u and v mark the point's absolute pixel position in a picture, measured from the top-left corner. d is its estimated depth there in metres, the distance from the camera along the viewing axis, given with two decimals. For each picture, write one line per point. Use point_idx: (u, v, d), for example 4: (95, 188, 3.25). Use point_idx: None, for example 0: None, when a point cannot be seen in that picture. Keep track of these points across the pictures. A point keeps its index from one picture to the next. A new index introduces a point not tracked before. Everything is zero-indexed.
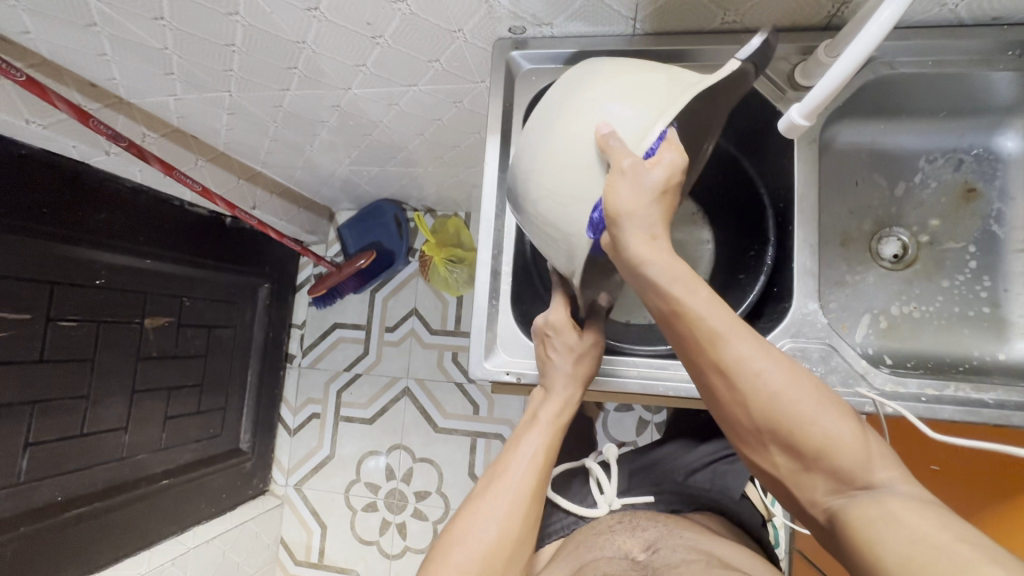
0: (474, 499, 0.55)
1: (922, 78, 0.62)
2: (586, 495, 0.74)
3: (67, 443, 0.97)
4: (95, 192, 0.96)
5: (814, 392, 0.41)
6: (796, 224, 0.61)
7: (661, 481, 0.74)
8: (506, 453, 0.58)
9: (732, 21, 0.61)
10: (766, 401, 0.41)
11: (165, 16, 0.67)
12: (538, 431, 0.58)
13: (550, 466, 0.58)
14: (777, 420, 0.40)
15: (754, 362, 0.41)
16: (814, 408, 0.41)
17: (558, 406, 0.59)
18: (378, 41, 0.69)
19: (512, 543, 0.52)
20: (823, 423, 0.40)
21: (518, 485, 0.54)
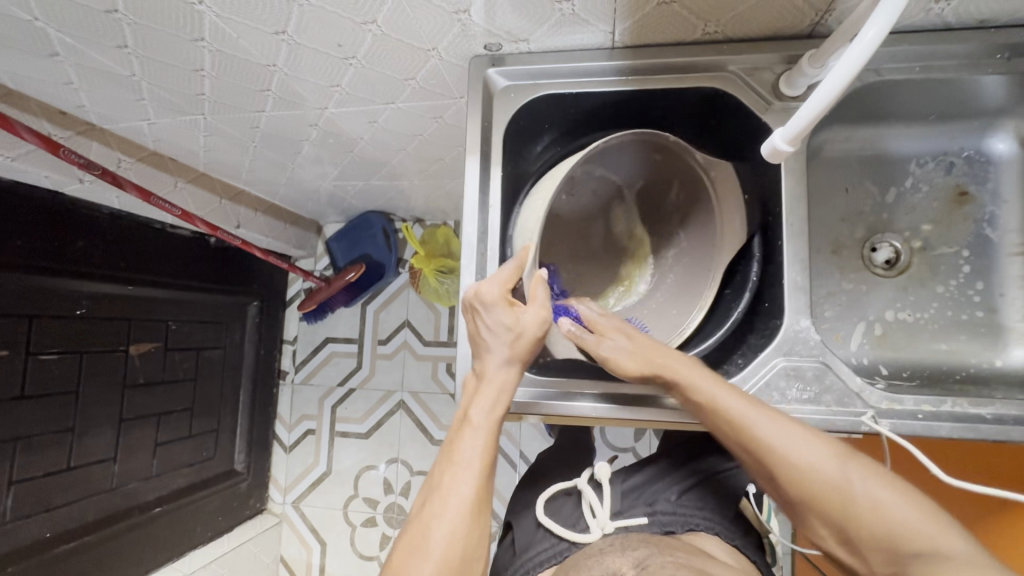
0: (410, 526, 0.50)
1: (910, 83, 0.61)
2: (577, 519, 0.73)
3: (52, 478, 0.95)
4: (72, 221, 0.94)
5: (844, 462, 0.49)
6: (785, 238, 0.59)
7: (652, 501, 0.73)
8: (440, 466, 0.52)
9: (713, 31, 0.59)
10: (798, 473, 0.49)
11: (129, 44, 0.65)
12: (473, 430, 0.53)
13: (490, 464, 0.53)
14: (810, 489, 0.49)
15: (784, 442, 0.50)
16: (843, 475, 0.48)
17: (492, 395, 0.55)
18: (351, 61, 0.67)
19: (459, 567, 0.48)
20: (863, 490, 0.48)
21: (459, 501, 0.49)
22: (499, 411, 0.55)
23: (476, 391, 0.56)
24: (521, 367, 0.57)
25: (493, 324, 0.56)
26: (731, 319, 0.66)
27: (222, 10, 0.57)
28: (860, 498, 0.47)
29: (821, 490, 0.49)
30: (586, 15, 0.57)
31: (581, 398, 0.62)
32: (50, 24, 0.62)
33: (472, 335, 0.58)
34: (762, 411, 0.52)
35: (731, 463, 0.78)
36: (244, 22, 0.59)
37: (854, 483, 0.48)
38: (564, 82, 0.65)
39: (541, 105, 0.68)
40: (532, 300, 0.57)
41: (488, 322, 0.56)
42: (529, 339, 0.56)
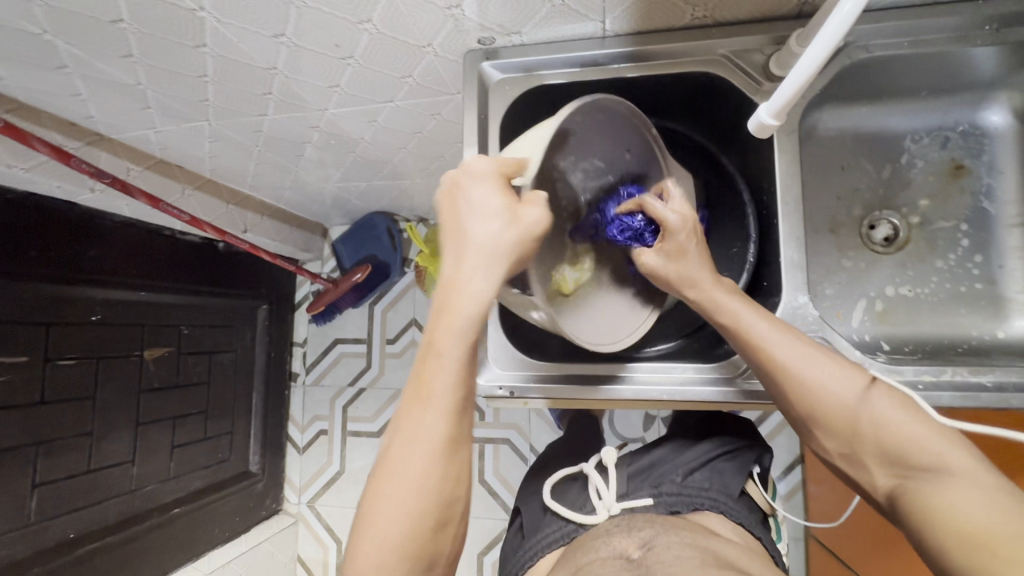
0: (379, 466, 0.49)
1: (901, 59, 0.61)
2: (584, 502, 0.74)
3: (74, 481, 0.98)
4: (84, 229, 0.97)
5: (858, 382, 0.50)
6: (781, 216, 0.60)
7: (658, 483, 0.73)
8: (408, 404, 0.50)
9: (701, 16, 0.60)
10: (813, 392, 0.51)
11: (134, 53, 0.67)
12: (441, 364, 0.49)
13: (460, 400, 0.49)
14: (824, 408, 0.50)
15: (804, 364, 0.51)
16: (858, 395, 0.50)
17: (464, 322, 0.49)
18: (349, 61, 0.68)
19: (437, 508, 0.48)
20: (880, 408, 0.49)
21: (436, 432, 0.48)
22: (474, 330, 0.50)
23: (446, 304, 0.50)
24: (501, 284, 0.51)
25: (477, 230, 0.50)
26: None
27: (223, 15, 0.59)
28: (874, 419, 0.49)
29: (834, 412, 0.50)
30: (576, 5, 0.58)
31: (585, 382, 0.63)
32: (57, 37, 0.64)
33: (449, 236, 0.52)
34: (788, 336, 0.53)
35: (738, 442, 0.78)
36: (244, 27, 0.61)
37: (869, 403, 0.49)
38: (557, 73, 0.67)
39: (536, 96, 0.69)
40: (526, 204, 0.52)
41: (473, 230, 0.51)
42: (520, 240, 0.50)
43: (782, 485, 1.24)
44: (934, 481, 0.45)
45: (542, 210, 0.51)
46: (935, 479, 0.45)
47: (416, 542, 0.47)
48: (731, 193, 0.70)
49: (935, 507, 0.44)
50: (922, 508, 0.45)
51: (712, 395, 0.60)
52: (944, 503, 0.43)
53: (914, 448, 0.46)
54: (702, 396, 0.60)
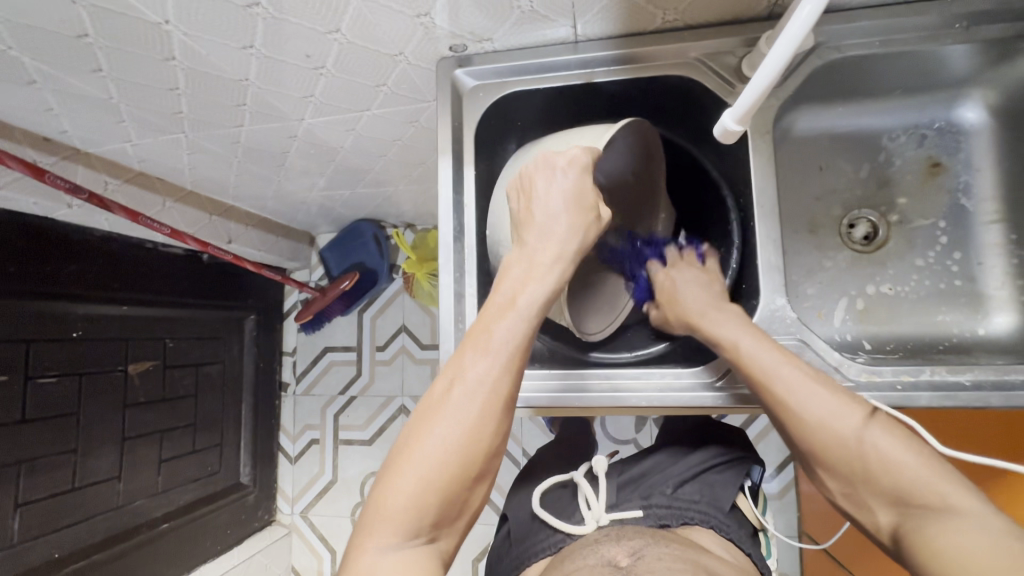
0: (430, 402, 0.49)
1: (873, 58, 0.61)
2: (573, 511, 0.73)
3: (59, 499, 0.97)
4: (63, 245, 0.96)
5: (859, 414, 0.49)
6: (757, 219, 0.60)
7: (649, 494, 0.73)
8: (469, 348, 0.50)
9: (672, 19, 0.60)
10: (813, 426, 0.50)
11: (103, 68, 0.66)
12: (515, 316, 0.51)
13: (525, 359, 0.51)
14: (825, 442, 0.49)
15: (804, 394, 0.50)
16: (858, 428, 0.49)
17: (542, 289, 0.53)
18: (321, 71, 0.68)
19: (482, 453, 0.47)
20: (880, 442, 0.48)
21: (486, 392, 0.48)
22: (541, 307, 0.53)
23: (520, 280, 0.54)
24: (572, 268, 0.56)
25: (555, 220, 0.56)
26: None
27: (189, 28, 0.58)
28: (875, 455, 0.48)
29: (835, 445, 0.49)
30: (545, 11, 0.57)
31: (561, 389, 0.61)
32: (24, 53, 0.63)
33: (527, 217, 0.57)
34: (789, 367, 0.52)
35: (731, 454, 0.78)
36: (212, 40, 0.60)
37: (870, 439, 0.48)
38: (531, 79, 0.66)
39: (510, 102, 0.69)
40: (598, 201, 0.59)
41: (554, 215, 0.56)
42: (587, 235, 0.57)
43: (774, 484, 1.24)
44: (939, 522, 0.43)
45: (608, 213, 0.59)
46: (936, 518, 0.44)
47: (455, 484, 0.46)
48: (715, 199, 0.69)
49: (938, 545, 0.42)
50: (926, 549, 0.43)
51: (691, 400, 0.59)
52: (945, 545, 0.42)
53: (914, 484, 0.46)
54: (682, 400, 0.59)
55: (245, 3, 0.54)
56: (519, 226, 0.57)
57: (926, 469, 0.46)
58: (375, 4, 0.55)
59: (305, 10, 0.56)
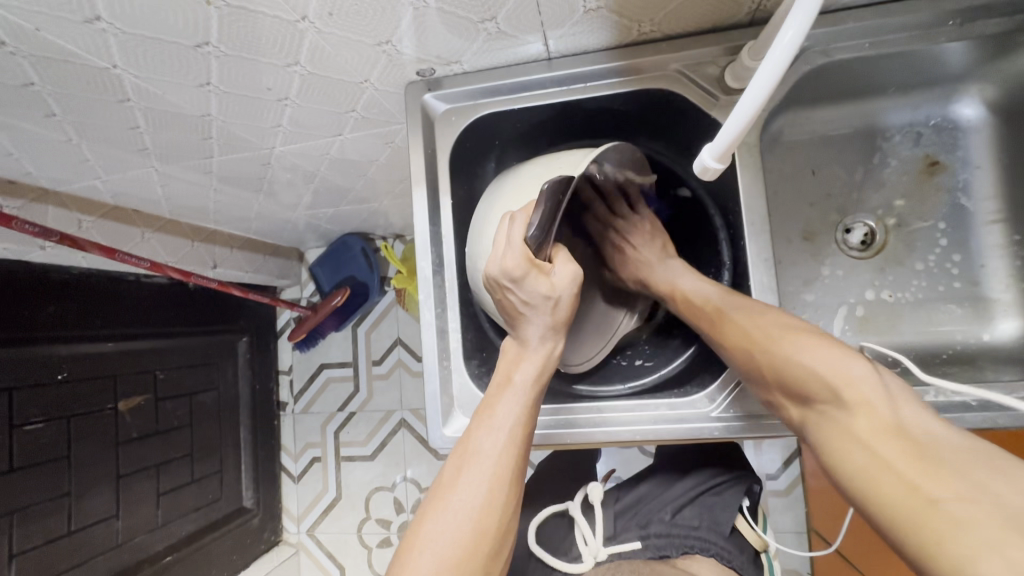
0: (440, 485, 0.48)
1: (865, 59, 0.58)
2: (570, 546, 0.72)
3: (54, 544, 0.96)
4: (42, 287, 0.93)
5: (791, 329, 0.51)
6: (748, 237, 0.57)
7: (647, 522, 0.72)
8: (473, 428, 0.50)
9: (650, 31, 0.56)
10: (744, 342, 0.53)
11: (56, 111, 0.63)
12: (515, 393, 0.51)
13: (528, 435, 0.50)
14: (750, 352, 0.52)
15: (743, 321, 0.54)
16: (781, 338, 0.50)
17: (538, 361, 0.53)
18: (286, 102, 0.64)
19: (494, 534, 0.45)
20: (808, 355, 0.48)
21: (494, 468, 0.47)
22: (540, 382, 0.52)
23: (515, 356, 0.53)
24: (559, 334, 0.54)
25: (533, 311, 0.52)
26: None
27: (140, 70, 0.55)
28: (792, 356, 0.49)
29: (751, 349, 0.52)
30: (513, 29, 0.54)
31: (551, 425, 0.60)
32: None
33: (503, 308, 0.54)
34: (727, 298, 0.56)
35: (727, 474, 0.75)
36: (166, 79, 0.57)
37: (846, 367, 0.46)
38: (505, 99, 0.63)
39: (486, 124, 0.65)
40: (555, 260, 0.53)
41: (521, 297, 0.51)
42: (565, 309, 0.53)
43: (781, 481, 1.22)
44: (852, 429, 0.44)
45: (577, 267, 0.53)
46: (846, 428, 0.45)
47: (467, 567, 0.43)
48: (704, 219, 0.66)
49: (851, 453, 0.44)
50: (840, 462, 0.44)
51: (686, 432, 0.57)
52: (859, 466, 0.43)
53: (820, 384, 0.47)
54: (679, 433, 0.57)
55: (195, 44, 0.51)
56: (499, 312, 0.55)
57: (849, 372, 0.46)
58: (332, 35, 0.52)
59: (259, 45, 0.52)
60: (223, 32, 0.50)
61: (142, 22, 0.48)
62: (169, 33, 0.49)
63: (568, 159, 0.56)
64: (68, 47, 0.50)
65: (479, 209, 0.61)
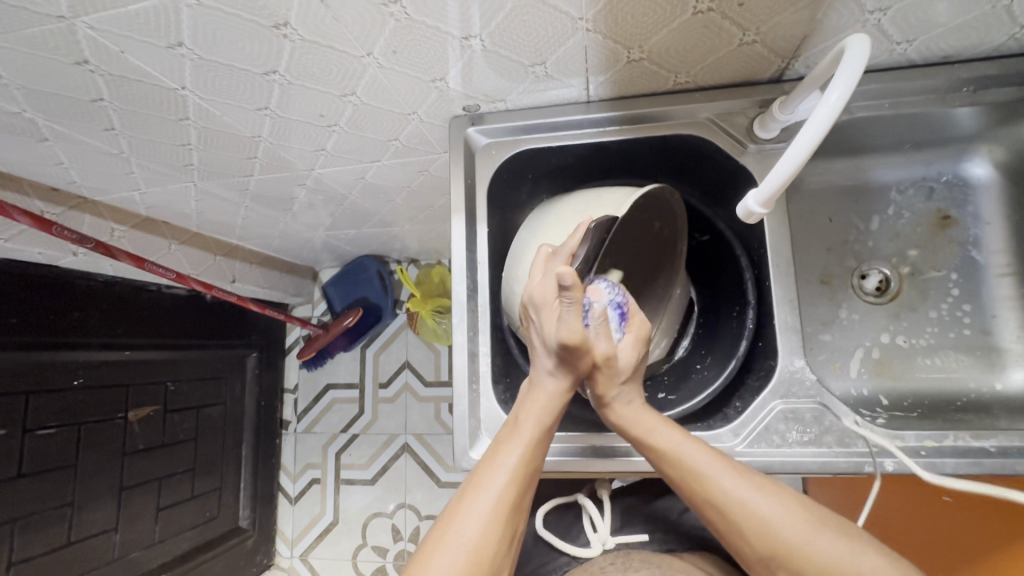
0: (444, 517, 0.48)
1: (882, 118, 0.62)
2: (579, 533, 0.76)
3: (52, 555, 0.94)
4: (69, 292, 0.95)
5: (798, 515, 0.46)
6: (773, 278, 0.60)
7: (653, 522, 0.77)
8: (481, 467, 0.51)
9: (685, 81, 0.60)
10: (758, 527, 0.46)
11: (116, 126, 0.66)
12: (521, 435, 0.52)
13: (533, 476, 0.51)
14: (772, 545, 0.45)
15: (746, 496, 0.47)
16: (799, 528, 0.45)
17: (546, 404, 0.54)
18: (335, 128, 0.68)
19: (490, 566, 0.45)
20: (835, 546, 0.44)
21: (496, 502, 0.48)
22: (546, 424, 0.53)
23: (526, 399, 0.55)
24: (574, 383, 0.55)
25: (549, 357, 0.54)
26: (723, 373, 0.64)
27: (205, 93, 0.58)
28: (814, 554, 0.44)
29: (758, 535, 0.46)
30: (559, 73, 0.58)
31: (576, 452, 0.61)
32: (38, 114, 0.63)
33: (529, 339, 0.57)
34: (716, 464, 0.50)
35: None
36: (228, 102, 0.60)
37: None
38: (543, 137, 0.67)
39: (523, 159, 0.69)
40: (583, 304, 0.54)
41: (540, 331, 0.54)
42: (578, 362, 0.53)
43: None
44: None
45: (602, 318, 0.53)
46: None
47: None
48: (729, 258, 0.68)
49: None
50: None
51: None
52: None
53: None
54: None
55: (263, 71, 0.55)
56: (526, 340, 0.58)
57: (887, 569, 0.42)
58: (392, 71, 0.56)
59: (323, 76, 0.56)
60: (292, 62, 0.53)
61: (220, 50, 0.51)
62: (240, 60, 0.53)
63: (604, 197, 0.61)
64: (145, 68, 0.54)
65: (517, 237, 0.65)
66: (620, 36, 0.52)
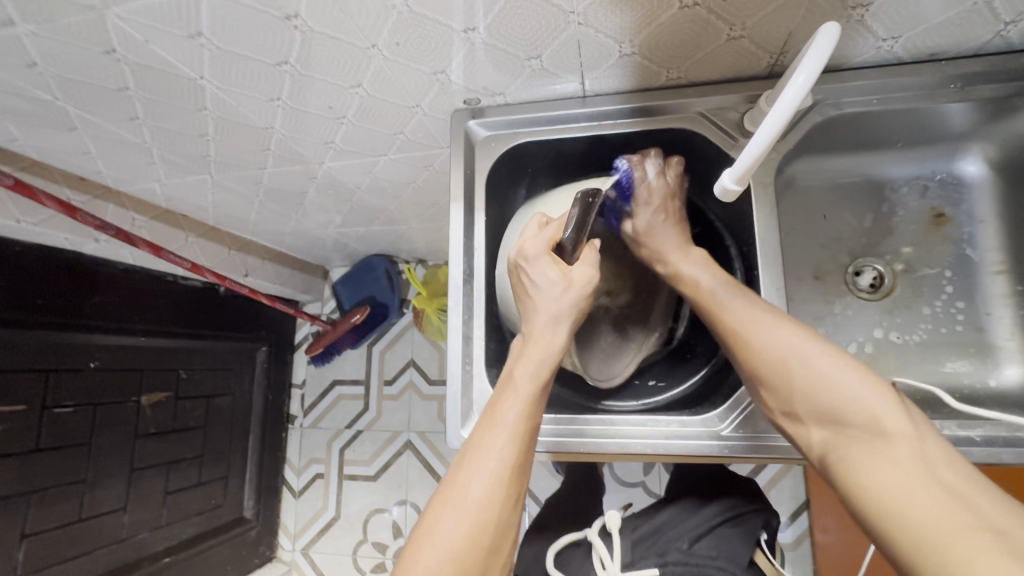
0: (446, 485, 0.49)
1: (872, 114, 0.63)
2: (589, 570, 0.71)
3: (64, 530, 0.97)
4: (90, 277, 1.00)
5: (818, 351, 0.50)
6: (761, 267, 0.61)
7: (664, 550, 0.69)
8: (482, 428, 0.51)
9: (677, 77, 0.63)
10: (772, 358, 0.51)
11: (140, 115, 0.70)
12: (516, 391, 0.53)
13: (532, 431, 0.52)
14: (781, 371, 0.50)
15: (765, 332, 0.52)
16: (817, 363, 0.49)
17: (538, 354, 0.55)
18: (342, 120, 0.71)
19: (496, 525, 0.46)
20: (842, 382, 0.47)
21: (498, 461, 0.48)
22: (543, 375, 0.54)
23: (520, 355, 0.56)
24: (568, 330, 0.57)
25: (541, 298, 0.57)
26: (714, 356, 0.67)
27: (221, 82, 0.62)
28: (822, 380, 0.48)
29: (769, 360, 0.51)
30: (554, 67, 0.61)
31: (565, 434, 0.62)
32: (69, 103, 0.68)
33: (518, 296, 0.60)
34: (749, 300, 0.56)
35: (739, 502, 0.74)
36: (243, 92, 0.64)
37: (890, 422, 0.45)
38: (541, 130, 0.69)
39: (522, 152, 0.71)
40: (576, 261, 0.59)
41: (532, 276, 0.58)
42: (584, 291, 0.58)
43: (788, 533, 1.16)
44: (863, 446, 0.45)
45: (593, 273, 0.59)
46: (871, 448, 0.44)
47: (473, 561, 0.44)
48: (719, 249, 0.71)
49: (866, 474, 0.44)
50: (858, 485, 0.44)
51: (694, 447, 0.59)
52: (878, 484, 0.43)
53: (851, 410, 0.46)
54: (687, 449, 0.60)
55: (276, 62, 0.58)
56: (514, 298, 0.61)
57: (884, 406, 0.45)
58: (395, 62, 0.59)
59: (331, 67, 0.59)
60: (302, 53, 0.57)
61: (236, 40, 0.55)
62: (256, 51, 0.57)
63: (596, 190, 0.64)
64: (168, 58, 0.58)
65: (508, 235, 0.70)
66: (611, 31, 0.54)
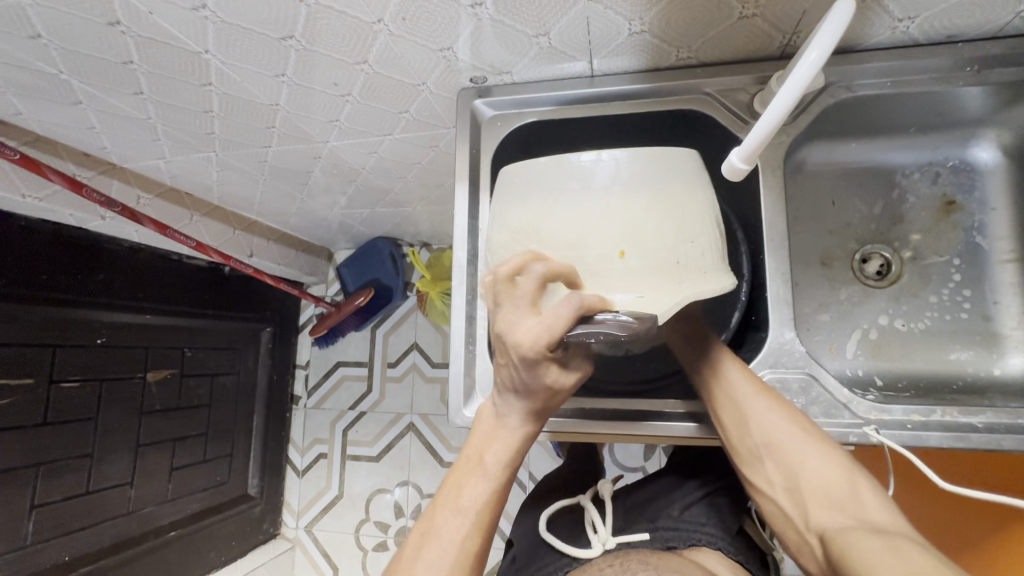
0: (399, 563, 0.51)
1: (885, 98, 0.62)
2: (580, 535, 0.72)
3: (71, 502, 0.99)
4: (96, 254, 1.00)
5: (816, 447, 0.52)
6: (767, 251, 0.60)
7: (654, 517, 0.71)
8: (446, 505, 0.53)
9: (687, 56, 0.62)
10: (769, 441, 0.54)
11: (144, 91, 0.70)
12: (485, 474, 0.54)
13: (496, 511, 0.54)
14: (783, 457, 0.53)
15: (768, 416, 0.54)
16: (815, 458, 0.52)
17: (512, 441, 0.55)
18: (347, 98, 0.71)
19: None
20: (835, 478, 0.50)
21: (455, 547, 0.50)
22: (513, 462, 0.55)
23: (489, 436, 0.56)
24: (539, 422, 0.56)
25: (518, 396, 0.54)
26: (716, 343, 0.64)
27: (225, 56, 0.62)
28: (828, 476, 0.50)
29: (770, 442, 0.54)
30: (562, 45, 0.60)
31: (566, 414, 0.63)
32: (72, 76, 0.67)
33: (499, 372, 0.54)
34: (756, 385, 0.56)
35: (737, 484, 0.74)
36: (246, 67, 0.64)
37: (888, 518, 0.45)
38: (547, 111, 0.68)
39: (528, 132, 0.71)
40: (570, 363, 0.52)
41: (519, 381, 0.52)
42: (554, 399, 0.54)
43: None
44: (854, 532, 0.45)
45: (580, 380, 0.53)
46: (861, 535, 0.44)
47: None
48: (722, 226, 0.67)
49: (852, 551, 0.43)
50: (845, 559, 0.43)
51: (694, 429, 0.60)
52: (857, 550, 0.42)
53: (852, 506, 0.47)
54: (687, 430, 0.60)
55: (280, 36, 0.58)
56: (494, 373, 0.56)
57: (882, 507, 0.47)
58: (401, 39, 0.58)
59: (336, 43, 0.59)
60: (306, 27, 0.56)
61: (240, 14, 0.54)
62: (260, 25, 0.56)
63: (655, 231, 0.53)
64: (171, 30, 0.57)
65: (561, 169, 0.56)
66: (621, 8, 0.53)
